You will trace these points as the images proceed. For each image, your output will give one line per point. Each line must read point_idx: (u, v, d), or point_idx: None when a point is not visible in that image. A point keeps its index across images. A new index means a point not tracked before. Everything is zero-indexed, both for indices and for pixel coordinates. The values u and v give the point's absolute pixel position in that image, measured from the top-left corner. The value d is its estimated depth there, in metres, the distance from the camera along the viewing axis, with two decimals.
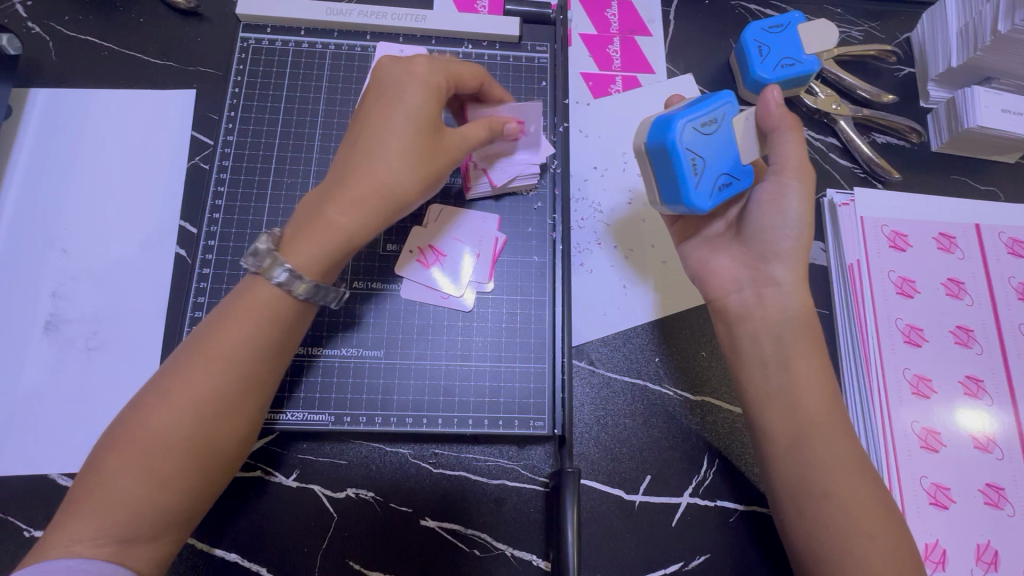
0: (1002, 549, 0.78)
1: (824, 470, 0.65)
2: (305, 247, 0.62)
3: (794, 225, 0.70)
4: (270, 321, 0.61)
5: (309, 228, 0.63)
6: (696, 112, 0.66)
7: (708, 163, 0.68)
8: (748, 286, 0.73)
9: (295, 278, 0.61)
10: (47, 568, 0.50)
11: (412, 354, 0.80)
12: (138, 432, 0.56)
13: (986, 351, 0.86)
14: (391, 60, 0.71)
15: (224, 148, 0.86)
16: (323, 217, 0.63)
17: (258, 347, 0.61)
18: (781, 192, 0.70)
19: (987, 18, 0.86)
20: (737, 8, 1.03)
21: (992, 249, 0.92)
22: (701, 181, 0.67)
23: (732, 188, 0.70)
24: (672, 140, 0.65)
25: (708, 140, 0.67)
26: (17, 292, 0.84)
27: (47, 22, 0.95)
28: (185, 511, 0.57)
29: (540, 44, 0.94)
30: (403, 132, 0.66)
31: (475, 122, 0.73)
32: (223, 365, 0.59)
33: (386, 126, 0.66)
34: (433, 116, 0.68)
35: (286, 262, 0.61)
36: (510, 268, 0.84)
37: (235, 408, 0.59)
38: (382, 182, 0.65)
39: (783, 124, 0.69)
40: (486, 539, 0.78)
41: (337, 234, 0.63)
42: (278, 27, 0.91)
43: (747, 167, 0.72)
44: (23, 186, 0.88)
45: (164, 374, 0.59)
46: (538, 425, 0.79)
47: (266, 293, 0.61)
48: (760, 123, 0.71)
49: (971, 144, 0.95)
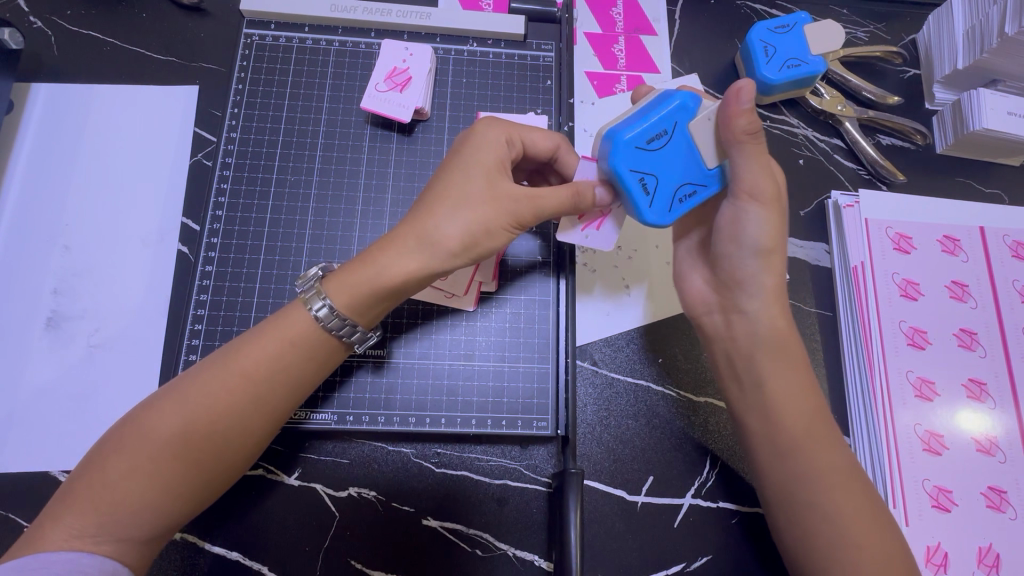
0: (1003, 552, 0.78)
1: (825, 476, 0.65)
2: (345, 285, 0.64)
3: (748, 252, 0.68)
4: (293, 347, 0.63)
5: (354, 272, 0.64)
6: (641, 129, 0.63)
7: (662, 178, 0.65)
8: (718, 311, 0.74)
9: (333, 315, 0.64)
10: (46, 562, 0.51)
11: (415, 353, 0.80)
12: (150, 433, 0.57)
13: (990, 354, 0.86)
14: (488, 123, 0.69)
15: (227, 145, 0.86)
16: (373, 264, 0.64)
17: (280, 370, 0.62)
18: (738, 216, 0.67)
19: (994, 20, 0.86)
20: (743, 8, 1.03)
21: (996, 252, 0.92)
22: (654, 199, 0.65)
23: (696, 197, 0.67)
24: (615, 166, 0.63)
25: (657, 154, 0.64)
26: (18, 288, 0.84)
27: (48, 17, 0.94)
28: (179, 513, 0.58)
29: (546, 43, 0.94)
30: (473, 205, 0.63)
31: (557, 186, 0.66)
32: (242, 381, 0.60)
33: (458, 195, 0.64)
34: (503, 189, 0.65)
35: (328, 296, 0.64)
36: (515, 269, 0.84)
37: (247, 424, 0.60)
38: (442, 236, 0.63)
39: (733, 137, 0.62)
40: (488, 539, 0.78)
41: (381, 280, 0.63)
42: (282, 23, 0.91)
43: (714, 172, 0.66)
44: (24, 182, 0.88)
45: (186, 379, 0.61)
46: (541, 425, 0.79)
47: (302, 321, 0.64)
48: (719, 130, 0.63)
49: (977, 146, 0.95)
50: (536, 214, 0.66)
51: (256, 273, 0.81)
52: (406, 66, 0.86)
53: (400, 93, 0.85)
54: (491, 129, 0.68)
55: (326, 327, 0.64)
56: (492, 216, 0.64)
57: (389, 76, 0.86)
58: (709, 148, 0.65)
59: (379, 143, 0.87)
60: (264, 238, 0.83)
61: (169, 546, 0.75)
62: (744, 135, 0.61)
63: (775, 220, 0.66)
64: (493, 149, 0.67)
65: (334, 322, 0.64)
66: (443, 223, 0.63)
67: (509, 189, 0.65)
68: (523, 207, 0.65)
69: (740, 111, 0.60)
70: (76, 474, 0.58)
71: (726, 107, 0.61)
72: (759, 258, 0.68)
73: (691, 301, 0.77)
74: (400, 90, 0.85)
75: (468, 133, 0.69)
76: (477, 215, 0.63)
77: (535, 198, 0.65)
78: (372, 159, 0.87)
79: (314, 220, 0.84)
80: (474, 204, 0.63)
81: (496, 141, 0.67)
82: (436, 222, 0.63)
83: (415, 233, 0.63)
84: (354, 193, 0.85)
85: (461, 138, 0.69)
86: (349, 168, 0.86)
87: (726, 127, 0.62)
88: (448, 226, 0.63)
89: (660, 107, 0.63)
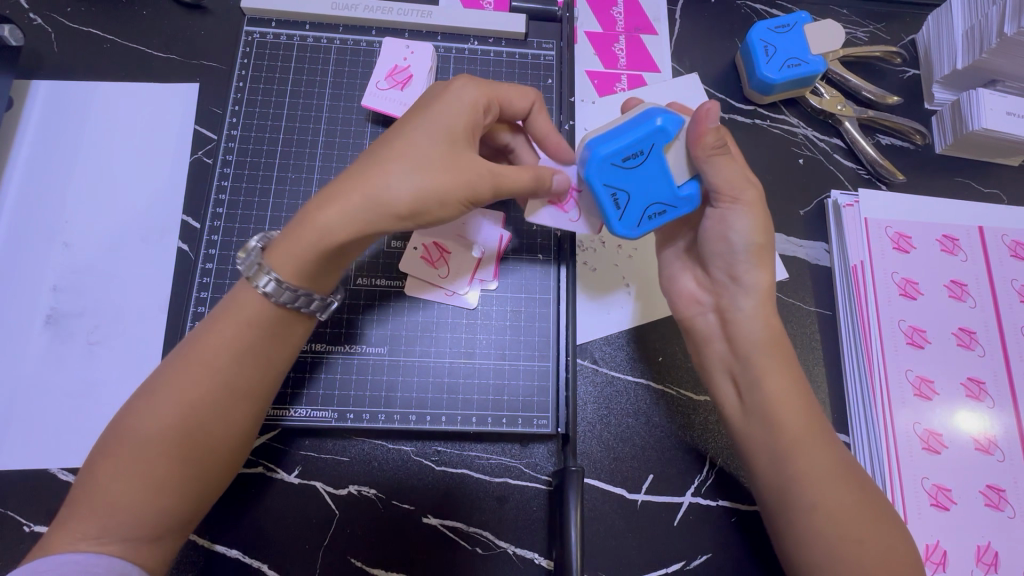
0: (1002, 551, 0.79)
1: (825, 476, 0.66)
2: (291, 251, 0.61)
3: (741, 249, 0.70)
4: (260, 328, 0.63)
5: (298, 234, 0.62)
6: (618, 146, 0.64)
7: (633, 196, 0.67)
8: (712, 310, 0.75)
9: (283, 289, 0.62)
10: (55, 564, 0.51)
11: (416, 351, 0.80)
12: (137, 432, 0.57)
13: (989, 353, 0.87)
14: (463, 82, 0.67)
15: (227, 143, 0.86)
16: (319, 228, 0.61)
17: (249, 352, 0.62)
18: (723, 217, 0.70)
19: (994, 20, 0.86)
20: (744, 8, 1.03)
21: (995, 252, 0.92)
22: (625, 214, 0.68)
23: (667, 216, 0.69)
24: (589, 179, 0.65)
25: (631, 171, 0.66)
26: (17, 285, 0.84)
27: (49, 14, 0.94)
28: (185, 510, 0.58)
29: (547, 42, 0.94)
30: (431, 170, 0.62)
31: (522, 165, 0.68)
32: (207, 371, 0.60)
33: (417, 159, 0.63)
34: (465, 158, 0.64)
35: (274, 269, 0.62)
36: (514, 267, 0.84)
37: (227, 412, 0.60)
38: (393, 202, 0.61)
39: (704, 153, 0.65)
40: (489, 537, 0.78)
41: (329, 247, 0.61)
42: (283, 21, 0.91)
43: (687, 192, 0.68)
44: (24, 178, 0.88)
45: (159, 377, 0.60)
46: (542, 423, 0.79)
47: (256, 300, 0.63)
48: (689, 149, 0.66)
49: (976, 146, 0.95)
50: (496, 188, 0.66)
51: None
52: (408, 64, 0.86)
53: (401, 91, 0.85)
54: (466, 90, 0.67)
55: (271, 299, 0.62)
56: (444, 175, 0.62)
57: (390, 74, 0.86)
58: (681, 167, 0.67)
59: None
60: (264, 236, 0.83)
61: None
62: (711, 151, 0.65)
63: (759, 218, 0.69)
64: (464, 117, 0.66)
65: (281, 293, 0.62)
66: (393, 181, 0.62)
67: (475, 161, 0.64)
68: (483, 181, 0.64)
69: (708, 130, 0.64)
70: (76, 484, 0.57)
71: (696, 127, 0.64)
72: (750, 255, 0.70)
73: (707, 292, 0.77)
74: (401, 89, 0.85)
75: (443, 89, 0.68)
76: (434, 184, 0.62)
77: (498, 176, 0.65)
78: None
79: None
80: (430, 167, 0.62)
81: (467, 106, 0.66)
82: (388, 185, 0.61)
83: (365, 195, 0.61)
84: None
85: (432, 95, 0.68)
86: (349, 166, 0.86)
87: (695, 146, 0.65)
88: (398, 183, 0.62)
89: (640, 126, 0.64)
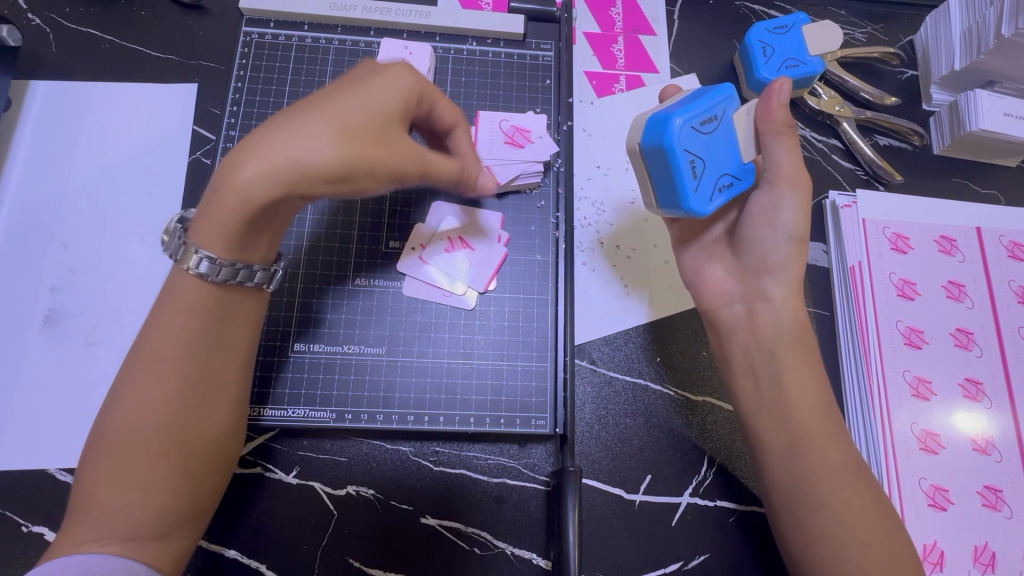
0: (999, 551, 0.79)
1: (822, 477, 0.66)
2: (212, 228, 0.58)
3: (783, 237, 0.70)
4: (210, 313, 0.61)
5: (213, 205, 0.57)
6: (699, 110, 0.66)
7: (709, 164, 0.67)
8: (740, 301, 0.74)
9: (216, 267, 0.59)
10: (63, 565, 0.51)
11: (414, 351, 0.80)
12: (112, 438, 0.57)
13: (986, 354, 0.87)
14: (396, 67, 0.63)
15: (226, 144, 0.86)
16: (229, 191, 0.56)
17: (203, 339, 0.61)
18: (774, 203, 0.70)
19: (991, 22, 0.86)
20: (742, 9, 1.03)
21: (993, 252, 0.92)
22: (700, 184, 0.67)
23: (733, 189, 0.70)
24: (669, 145, 0.64)
25: (707, 138, 0.67)
26: (16, 285, 0.84)
27: (47, 14, 0.94)
28: (187, 504, 0.59)
29: (545, 43, 0.94)
30: (345, 132, 0.56)
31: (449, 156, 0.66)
32: (168, 362, 0.59)
33: (330, 119, 0.57)
34: (387, 130, 0.59)
35: (201, 248, 0.58)
36: (512, 267, 0.84)
37: (199, 398, 0.60)
38: (301, 161, 0.55)
39: (777, 126, 0.67)
40: (487, 537, 0.78)
41: (241, 209, 0.56)
42: (281, 21, 0.91)
43: (747, 166, 0.71)
44: (22, 178, 0.88)
45: (126, 379, 0.60)
46: (540, 423, 0.79)
47: (192, 286, 0.60)
48: (755, 123, 0.70)
49: (974, 147, 0.95)
50: (412, 158, 0.60)
51: None
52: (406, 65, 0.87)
53: None
54: (402, 76, 0.62)
55: (209, 278, 0.60)
56: (360, 137, 0.57)
57: None
58: (747, 142, 0.71)
59: None
60: None
61: None
62: (784, 126, 0.67)
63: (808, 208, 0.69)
64: (391, 94, 0.61)
65: (218, 271, 0.59)
66: (308, 141, 0.55)
67: (399, 137, 0.60)
68: (403, 159, 0.60)
69: (779, 106, 0.67)
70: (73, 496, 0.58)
71: (767, 101, 0.68)
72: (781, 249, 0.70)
73: (705, 293, 0.77)
74: None
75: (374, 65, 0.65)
76: (344, 146, 0.56)
77: (423, 162, 0.62)
78: None
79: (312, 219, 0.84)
80: (348, 125, 0.57)
81: (398, 86, 0.62)
82: (297, 143, 0.55)
83: (271, 151, 0.55)
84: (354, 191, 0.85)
85: (361, 69, 0.64)
86: None
87: (765, 120, 0.68)
88: (307, 142, 0.55)
89: (712, 96, 0.68)
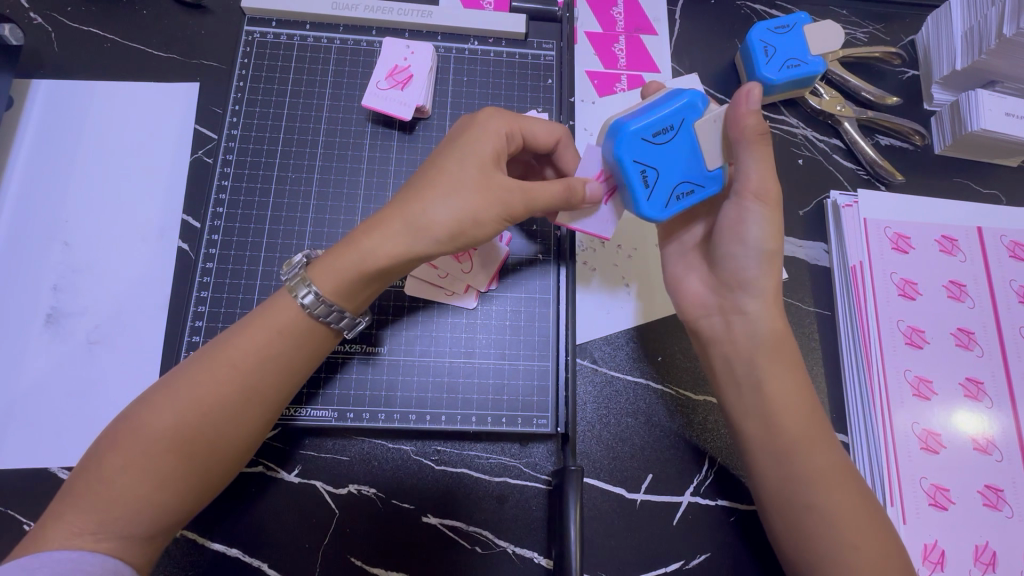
0: (1000, 550, 0.79)
1: (822, 477, 0.66)
2: (333, 272, 0.64)
3: (754, 253, 0.69)
4: (283, 336, 0.64)
5: (340, 255, 0.65)
6: (648, 120, 0.63)
7: (664, 173, 0.65)
8: (717, 313, 0.74)
9: (319, 302, 0.64)
10: (48, 561, 0.52)
11: (415, 351, 0.80)
12: (131, 429, 0.58)
13: (987, 354, 0.87)
14: (485, 114, 0.70)
15: (228, 142, 0.86)
16: (358, 245, 0.64)
17: (269, 357, 0.63)
18: (741, 218, 0.68)
19: (993, 21, 0.86)
20: (744, 8, 1.03)
21: (994, 252, 0.92)
22: (652, 193, 0.66)
23: (694, 197, 0.68)
24: (619, 155, 0.64)
25: (661, 148, 0.64)
26: (17, 284, 0.84)
27: (49, 13, 0.94)
28: (184, 507, 0.59)
29: (547, 42, 0.94)
30: (464, 186, 0.64)
31: (552, 181, 0.66)
32: (234, 374, 0.61)
33: (448, 174, 0.65)
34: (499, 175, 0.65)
35: (314, 284, 0.64)
36: (514, 267, 0.84)
37: (237, 414, 0.61)
38: (429, 221, 0.63)
39: (745, 137, 0.63)
40: (488, 536, 0.78)
41: (367, 262, 0.64)
42: (282, 21, 0.91)
43: (714, 172, 0.67)
44: (24, 178, 0.88)
45: (176, 375, 0.61)
46: (542, 423, 0.79)
47: (288, 310, 0.65)
48: (726, 129, 0.65)
49: (974, 147, 0.95)
50: (529, 203, 0.65)
51: (257, 270, 0.82)
52: (408, 64, 0.87)
53: (401, 91, 0.85)
54: (492, 122, 0.68)
55: (314, 315, 0.65)
56: (480, 192, 0.64)
57: (390, 74, 0.86)
58: (714, 149, 0.66)
59: (381, 141, 0.88)
60: (263, 236, 0.83)
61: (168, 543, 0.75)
62: (755, 135, 0.63)
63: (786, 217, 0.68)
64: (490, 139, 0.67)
65: (320, 309, 0.64)
66: (432, 208, 0.63)
67: (511, 191, 0.65)
68: (516, 197, 0.65)
69: (751, 114, 0.62)
70: (77, 474, 0.58)
71: (735, 110, 0.63)
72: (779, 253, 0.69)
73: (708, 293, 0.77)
74: (401, 88, 0.85)
75: (471, 120, 0.69)
76: (467, 203, 0.63)
77: (529, 192, 0.65)
78: (373, 157, 0.87)
79: (314, 218, 0.84)
80: (466, 190, 0.64)
81: (494, 126, 0.68)
82: (424, 207, 0.63)
83: (402, 215, 0.64)
84: (355, 189, 0.85)
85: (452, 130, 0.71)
86: (349, 166, 0.86)
87: (735, 127, 0.64)
88: (436, 218, 0.63)
89: (669, 102, 0.64)
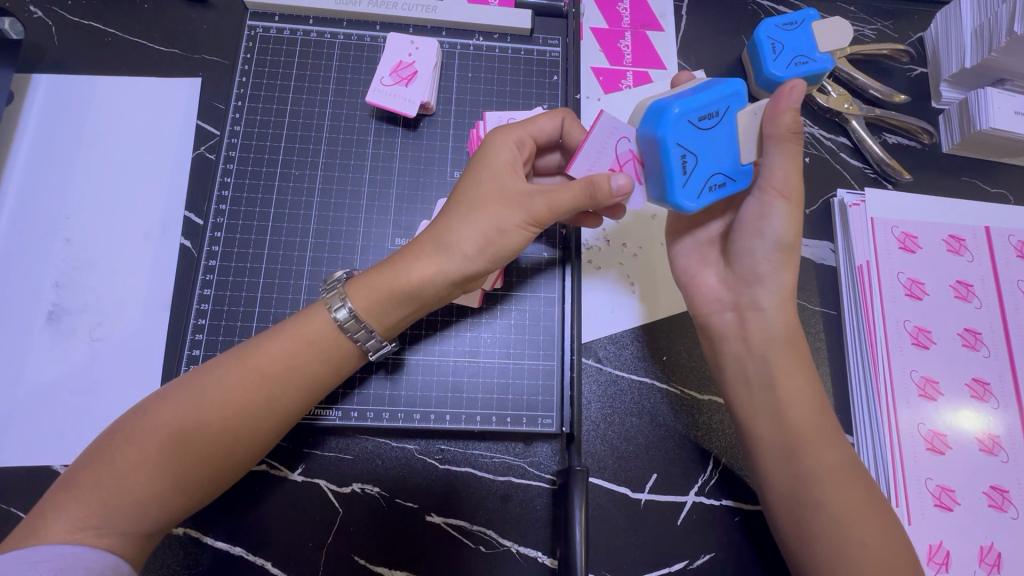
0: (1004, 551, 0.79)
1: (827, 480, 0.65)
2: (370, 292, 0.65)
3: (772, 247, 0.69)
4: (313, 348, 0.64)
5: (376, 276, 0.66)
6: (696, 103, 0.61)
7: (702, 162, 0.64)
8: (730, 309, 0.74)
9: (352, 317, 0.64)
10: (47, 554, 0.52)
11: (420, 349, 0.80)
12: (146, 427, 0.58)
13: (994, 354, 0.87)
14: (496, 130, 0.71)
15: (230, 139, 0.85)
16: (394, 267, 0.65)
17: (296, 369, 0.63)
18: (763, 212, 0.68)
19: (1003, 18, 0.85)
20: (750, 5, 1.02)
21: (1001, 252, 0.91)
22: (689, 181, 0.64)
23: (725, 188, 0.67)
24: (661, 137, 0.61)
25: (705, 135, 0.63)
26: (19, 280, 0.83)
27: (49, 7, 0.93)
28: (189, 506, 0.59)
29: (552, 38, 0.93)
30: (485, 205, 0.65)
31: (570, 183, 0.64)
32: (261, 383, 0.61)
33: (469, 196, 0.66)
34: (516, 188, 0.66)
35: (348, 299, 0.65)
36: (520, 265, 0.83)
37: (258, 423, 0.61)
38: (455, 240, 0.64)
39: (779, 133, 0.63)
40: (493, 535, 0.78)
41: (403, 282, 0.64)
42: (286, 15, 0.90)
43: (747, 167, 0.67)
44: (25, 174, 0.87)
45: (200, 375, 0.61)
46: (546, 422, 0.79)
47: (320, 322, 0.65)
48: (763, 126, 0.64)
49: (983, 145, 0.94)
50: (548, 209, 0.64)
51: (260, 268, 0.81)
52: (412, 60, 0.86)
53: (406, 87, 0.84)
54: (503, 138, 0.69)
55: (344, 330, 0.65)
56: (500, 208, 0.65)
57: (394, 70, 0.85)
58: (749, 143, 0.66)
59: (384, 137, 0.87)
60: (267, 234, 0.82)
61: (170, 541, 0.74)
62: (788, 133, 0.63)
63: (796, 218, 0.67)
64: (504, 155, 0.68)
65: (352, 325, 0.65)
66: (456, 228, 0.65)
67: (531, 201, 0.65)
68: (536, 203, 0.65)
69: (788, 110, 0.62)
70: (83, 462, 0.58)
71: (776, 103, 0.62)
72: (780, 255, 0.69)
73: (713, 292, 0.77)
74: (405, 85, 0.84)
75: (480, 144, 0.71)
76: (489, 218, 0.64)
77: (548, 195, 0.65)
78: (376, 154, 0.86)
79: (318, 216, 0.83)
80: (486, 207, 0.65)
81: (504, 141, 0.69)
82: (449, 227, 0.65)
83: (430, 237, 0.66)
84: (359, 187, 0.85)
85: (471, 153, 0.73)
86: (353, 162, 0.86)
87: (772, 123, 0.63)
88: (458, 237, 0.64)
89: (717, 86, 0.63)
